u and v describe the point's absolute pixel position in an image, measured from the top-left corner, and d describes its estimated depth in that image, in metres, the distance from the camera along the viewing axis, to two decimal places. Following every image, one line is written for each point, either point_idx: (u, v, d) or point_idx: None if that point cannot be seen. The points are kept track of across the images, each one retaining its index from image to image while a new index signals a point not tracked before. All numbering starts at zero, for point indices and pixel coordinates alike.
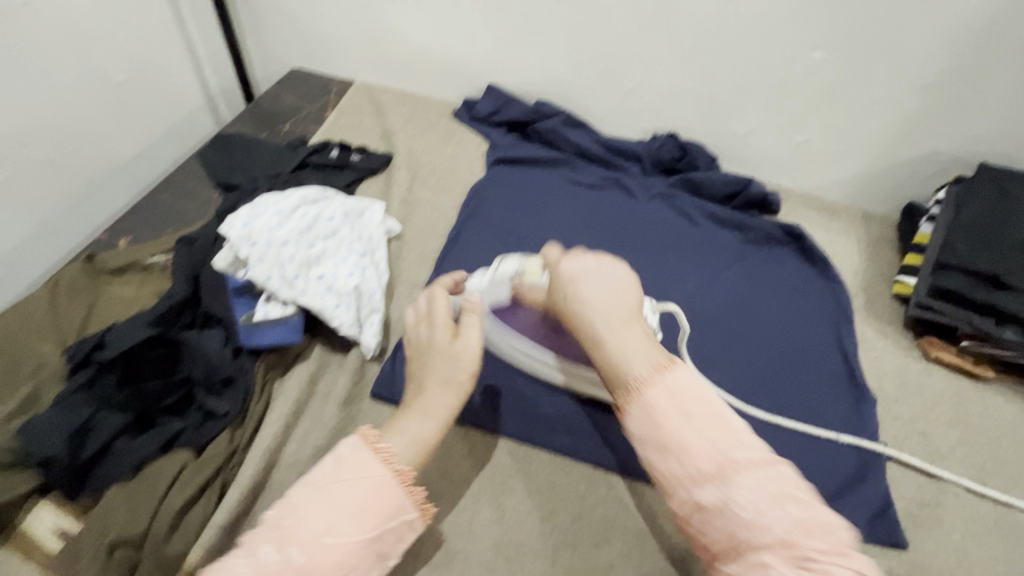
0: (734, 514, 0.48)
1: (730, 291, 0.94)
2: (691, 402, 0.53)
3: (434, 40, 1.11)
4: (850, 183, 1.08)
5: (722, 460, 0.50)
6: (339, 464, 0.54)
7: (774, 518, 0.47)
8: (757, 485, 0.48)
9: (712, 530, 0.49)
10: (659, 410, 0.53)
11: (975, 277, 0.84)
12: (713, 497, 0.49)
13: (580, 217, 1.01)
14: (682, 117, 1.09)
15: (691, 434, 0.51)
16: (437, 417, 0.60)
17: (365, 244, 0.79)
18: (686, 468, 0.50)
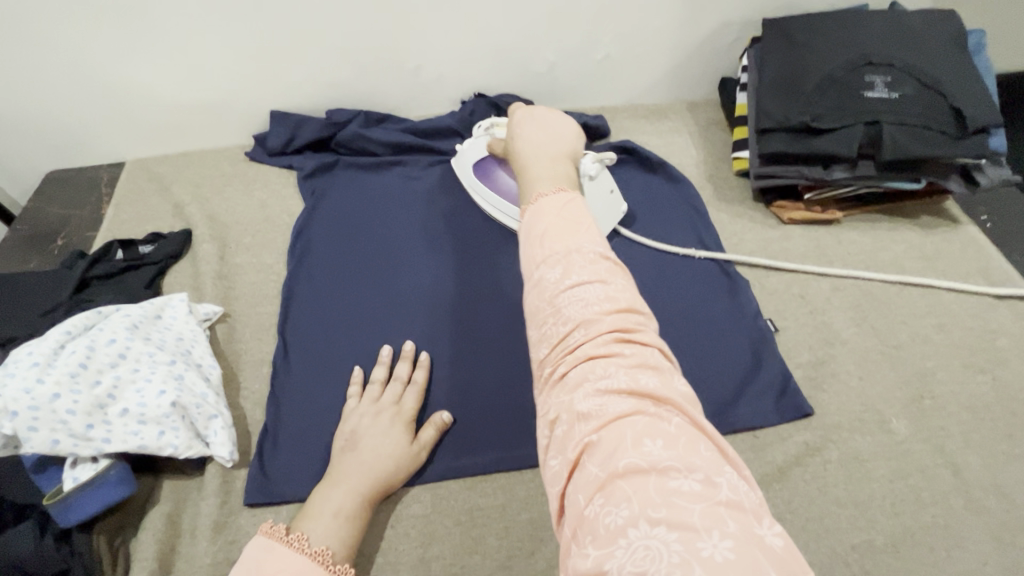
0: (586, 402, 0.40)
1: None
2: (564, 231, 0.50)
3: (191, 84, 0.98)
4: (664, 80, 1.07)
5: (578, 262, 0.47)
6: (255, 568, 0.51)
7: (630, 398, 0.39)
8: (627, 373, 0.40)
9: (558, 413, 0.42)
10: (544, 215, 0.52)
11: (792, 131, 0.84)
12: (552, 278, 0.47)
13: (417, 215, 0.93)
14: (481, 74, 1.02)
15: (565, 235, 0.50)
16: (348, 516, 0.59)
17: (175, 350, 0.68)
18: (546, 286, 0.47)
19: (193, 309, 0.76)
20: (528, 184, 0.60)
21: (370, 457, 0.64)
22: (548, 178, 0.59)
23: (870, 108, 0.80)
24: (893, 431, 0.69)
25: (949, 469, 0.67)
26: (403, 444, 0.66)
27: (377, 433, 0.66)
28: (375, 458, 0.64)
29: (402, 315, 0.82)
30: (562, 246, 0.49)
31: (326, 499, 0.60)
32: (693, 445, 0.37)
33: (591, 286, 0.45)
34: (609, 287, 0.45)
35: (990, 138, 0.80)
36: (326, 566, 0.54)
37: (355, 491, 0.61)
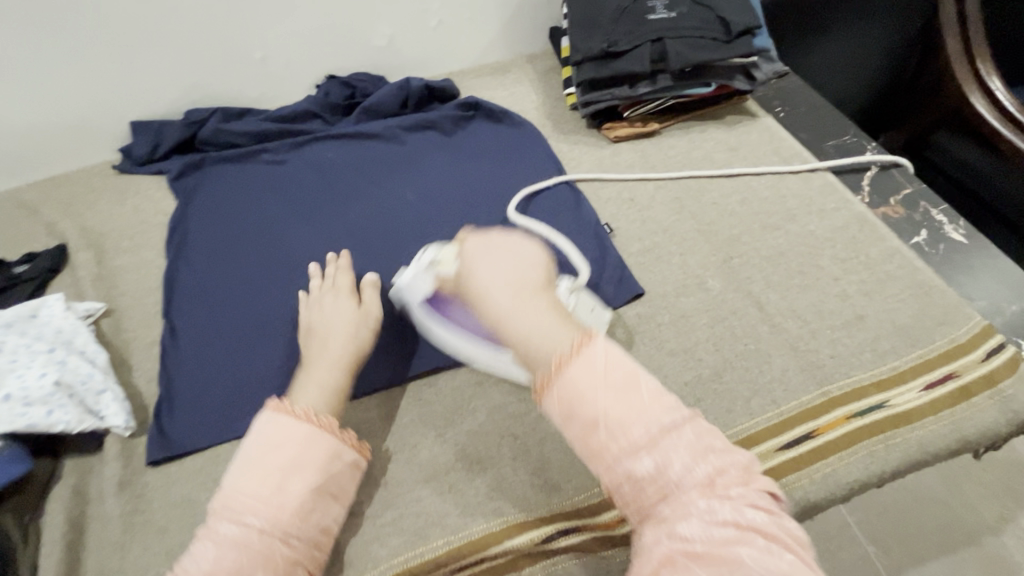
0: (688, 533, 0.46)
1: (450, 179, 1.00)
2: (620, 392, 0.51)
3: (39, 108, 0.99)
4: (499, 39, 1.17)
5: (668, 440, 0.49)
6: (268, 439, 0.60)
7: (733, 528, 0.46)
8: (731, 507, 0.47)
9: (661, 547, 0.47)
10: (579, 389, 0.51)
11: (597, 59, 0.95)
12: (647, 467, 0.49)
13: (287, 194, 1.00)
14: (327, 57, 1.10)
15: (604, 398, 0.50)
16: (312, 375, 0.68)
17: (54, 340, 0.73)
18: (628, 437, 0.50)
19: (72, 307, 0.80)
20: (523, 341, 0.56)
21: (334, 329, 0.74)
22: (539, 300, 0.59)
23: (654, 28, 0.93)
24: (710, 288, 0.82)
25: (755, 307, 0.80)
26: (346, 312, 0.76)
27: (331, 313, 0.76)
28: (339, 326, 0.74)
29: (283, 282, 0.88)
30: (637, 425, 0.50)
31: (295, 368, 0.69)
32: (788, 554, 0.45)
33: (675, 432, 0.50)
34: (701, 438, 0.50)
35: (755, 40, 0.96)
36: (332, 434, 0.63)
37: (330, 361, 0.71)
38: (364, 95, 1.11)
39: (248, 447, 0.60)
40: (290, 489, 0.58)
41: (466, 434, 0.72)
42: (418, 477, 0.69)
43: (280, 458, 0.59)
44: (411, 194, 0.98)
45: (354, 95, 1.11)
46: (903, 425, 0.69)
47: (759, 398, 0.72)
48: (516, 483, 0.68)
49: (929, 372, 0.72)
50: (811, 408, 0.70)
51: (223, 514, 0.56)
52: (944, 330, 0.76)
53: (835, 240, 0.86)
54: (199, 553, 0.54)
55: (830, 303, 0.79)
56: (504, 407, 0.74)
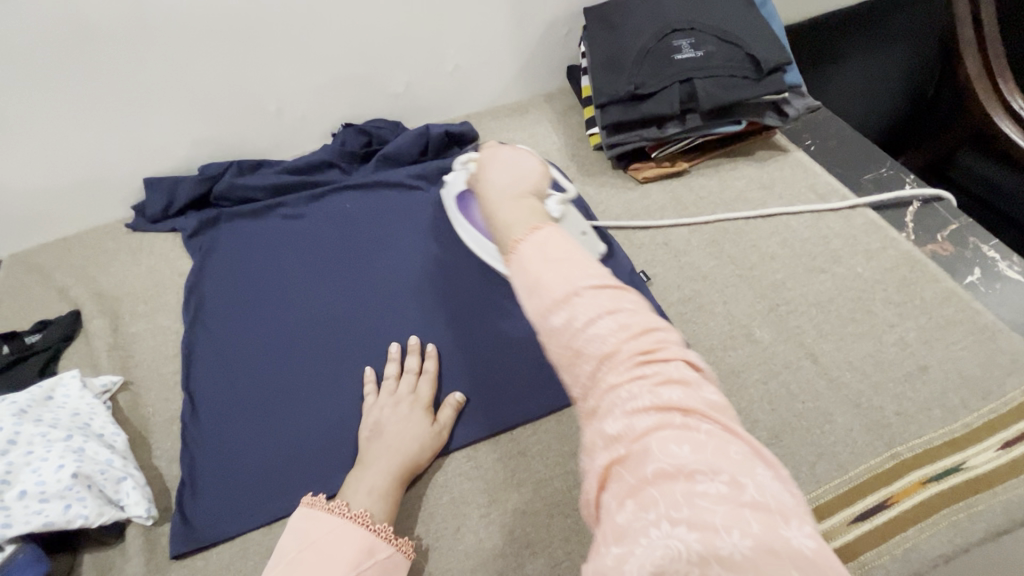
0: (616, 426, 0.40)
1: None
2: (567, 265, 0.46)
3: (52, 169, 0.97)
4: (517, 79, 1.15)
5: (581, 304, 0.43)
6: (302, 535, 0.59)
7: (655, 413, 0.39)
8: (653, 390, 0.40)
9: (591, 439, 0.42)
10: (530, 255, 0.48)
11: (623, 101, 0.93)
12: (575, 323, 0.43)
13: (307, 249, 0.96)
14: (343, 106, 1.08)
15: (541, 264, 0.46)
16: (378, 494, 0.64)
17: (71, 424, 0.68)
18: (561, 333, 0.44)
19: (87, 383, 0.76)
20: (501, 229, 0.54)
21: (397, 442, 0.69)
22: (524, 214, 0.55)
23: (682, 68, 0.90)
24: (759, 339, 0.78)
25: (808, 359, 0.76)
26: (426, 425, 0.71)
27: (400, 420, 0.71)
28: (403, 442, 0.69)
29: (307, 345, 0.84)
30: (556, 284, 0.45)
31: (359, 480, 0.66)
32: (732, 451, 0.37)
33: (607, 318, 0.43)
34: (617, 302, 0.44)
35: (786, 75, 0.93)
36: (366, 525, 0.60)
37: (387, 471, 0.67)
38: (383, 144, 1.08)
39: (280, 552, 0.58)
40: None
41: (512, 512, 0.67)
42: (466, 563, 0.64)
43: (313, 552, 0.57)
44: (435, 246, 0.95)
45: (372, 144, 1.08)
46: (984, 489, 0.64)
47: (825, 462, 0.67)
48: (570, 567, 0.63)
49: (1001, 430, 0.68)
50: (883, 473, 0.66)
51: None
52: (1016, 379, 0.71)
53: (885, 282, 0.82)
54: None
55: (889, 353, 0.75)
56: (551, 480, 0.69)
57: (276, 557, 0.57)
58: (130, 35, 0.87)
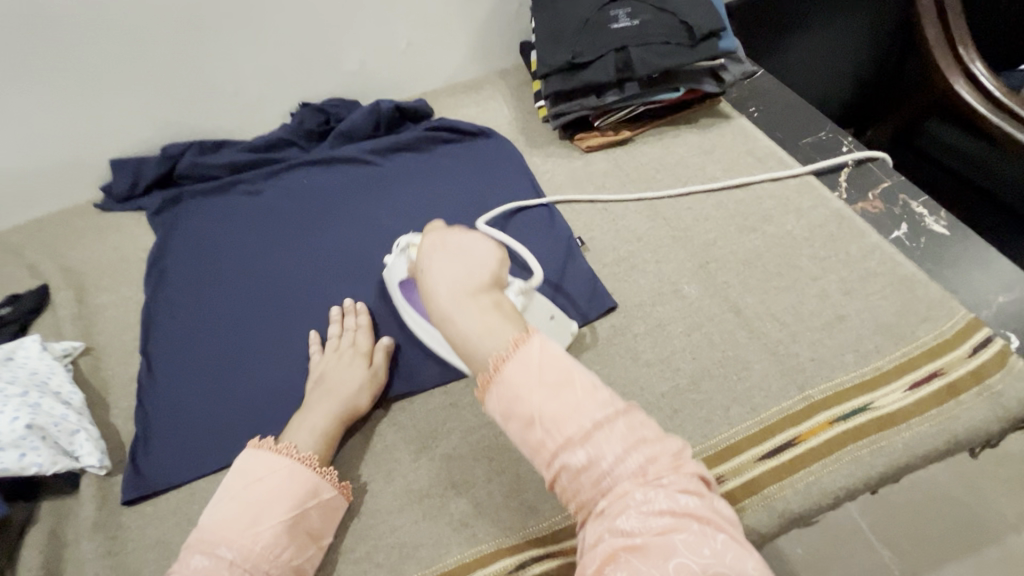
0: (628, 523, 0.48)
1: (424, 200, 1.00)
2: (553, 389, 0.52)
3: (18, 152, 1.01)
4: (470, 57, 1.18)
5: (590, 407, 0.51)
6: (251, 474, 0.62)
7: (669, 516, 0.48)
8: (670, 497, 0.49)
9: (599, 538, 0.49)
10: (520, 382, 0.52)
11: (563, 71, 0.96)
12: (574, 459, 0.50)
13: (263, 223, 1.00)
14: (299, 86, 1.11)
15: (535, 398, 0.51)
16: (320, 435, 0.68)
17: (28, 381, 0.73)
18: (577, 461, 0.50)
19: (48, 346, 0.81)
20: (463, 337, 0.57)
21: (340, 386, 0.73)
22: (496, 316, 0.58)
23: (618, 37, 0.93)
24: (686, 295, 0.80)
25: (733, 312, 0.78)
26: (365, 369, 0.75)
27: (343, 367, 0.75)
28: (345, 386, 0.72)
29: (260, 311, 0.89)
30: (558, 412, 0.51)
31: (303, 420, 0.69)
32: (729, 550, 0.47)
33: (609, 423, 0.51)
34: (619, 422, 0.51)
35: (722, 42, 0.94)
36: (312, 467, 0.64)
37: (332, 411, 0.70)
38: (339, 121, 1.11)
39: (230, 486, 0.62)
40: (269, 526, 0.59)
41: (440, 458, 0.71)
42: (395, 504, 0.68)
43: (262, 493, 0.61)
44: (386, 218, 0.99)
45: (328, 122, 1.11)
46: (889, 428, 0.67)
47: (738, 406, 0.69)
48: (492, 506, 0.66)
49: (912, 372, 0.70)
50: (794, 416, 0.68)
51: (197, 552, 0.57)
52: (930, 326, 0.73)
53: (813, 238, 0.84)
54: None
55: (810, 303, 0.77)
56: (479, 428, 0.73)
57: (226, 493, 0.61)
58: (83, 19, 0.91)
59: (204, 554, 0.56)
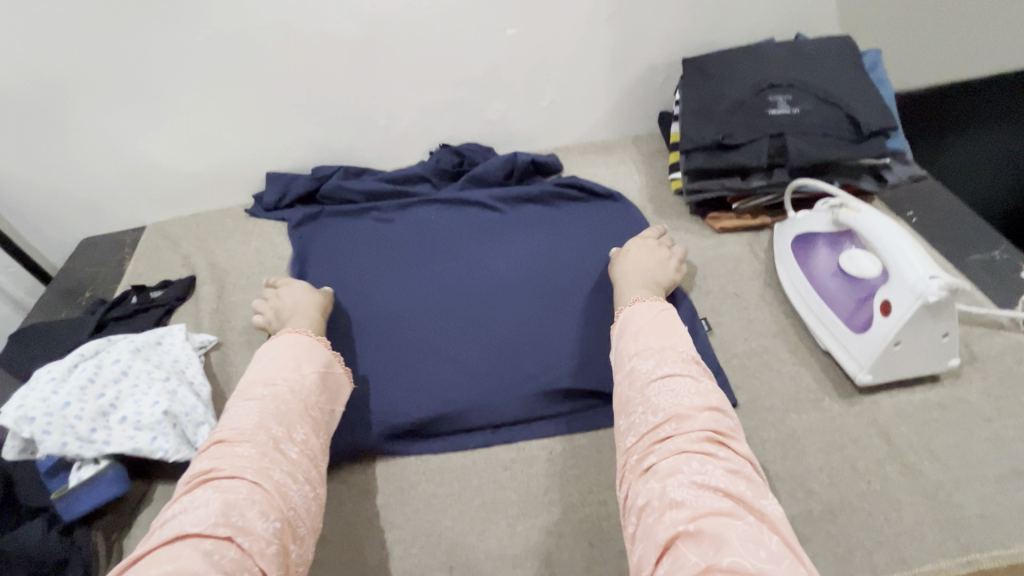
0: (679, 492, 0.51)
1: (547, 254, 1.00)
2: (656, 330, 0.68)
3: (197, 153, 1.14)
4: (607, 119, 1.20)
5: (671, 357, 0.63)
6: (272, 352, 0.69)
7: (726, 500, 0.49)
8: (725, 477, 0.51)
9: (648, 499, 0.52)
10: (632, 318, 0.71)
11: (708, 149, 0.93)
12: (643, 369, 0.63)
13: (389, 251, 1.05)
14: (442, 128, 1.17)
15: (644, 318, 0.70)
16: (301, 319, 0.84)
17: (171, 368, 0.79)
18: (640, 374, 0.63)
19: (190, 338, 0.87)
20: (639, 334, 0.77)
21: (299, 306, 0.87)
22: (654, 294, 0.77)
23: (775, 123, 0.90)
24: (828, 407, 0.72)
25: (881, 439, 0.69)
26: (308, 290, 0.91)
27: (295, 292, 0.89)
28: (304, 303, 0.87)
29: (373, 336, 0.91)
30: (655, 342, 0.66)
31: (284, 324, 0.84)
32: (782, 554, 0.45)
33: (681, 377, 0.61)
34: (689, 365, 0.62)
35: (889, 141, 0.89)
36: (326, 346, 0.73)
37: (307, 313, 0.85)
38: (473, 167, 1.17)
39: (261, 364, 0.67)
40: (304, 377, 0.66)
41: (538, 529, 0.67)
42: (485, 572, 0.64)
43: (292, 351, 0.69)
44: (475, 267, 1.00)
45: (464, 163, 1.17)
46: None
47: (886, 552, 0.60)
48: None
49: None
50: None
51: (256, 401, 0.61)
52: None
53: (982, 368, 0.74)
54: (240, 425, 0.58)
55: (980, 448, 0.67)
56: (582, 507, 0.68)
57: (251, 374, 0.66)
58: (279, 50, 1.03)
59: (252, 406, 0.60)
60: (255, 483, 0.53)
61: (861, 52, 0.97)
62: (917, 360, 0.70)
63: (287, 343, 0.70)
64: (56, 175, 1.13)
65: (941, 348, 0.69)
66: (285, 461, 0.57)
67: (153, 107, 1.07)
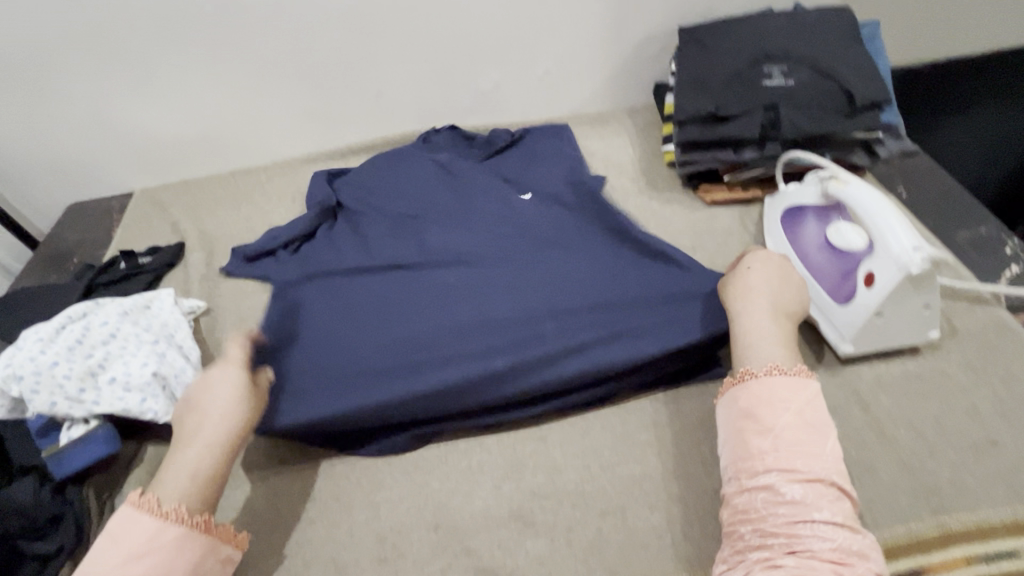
0: (816, 499, 0.53)
1: (578, 210, 0.90)
2: (803, 428, 0.57)
3: (183, 119, 1.12)
4: (603, 90, 1.18)
5: (828, 494, 0.53)
6: (109, 542, 0.54)
7: (847, 515, 0.53)
8: (845, 492, 0.55)
9: (779, 490, 0.54)
10: (770, 400, 0.59)
11: (702, 120, 0.93)
12: (790, 494, 0.53)
13: (405, 204, 0.94)
14: (435, 96, 1.15)
15: (787, 409, 0.58)
16: (209, 438, 0.61)
17: (159, 332, 0.79)
18: (784, 497, 0.53)
19: (178, 303, 0.87)
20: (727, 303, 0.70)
21: (206, 407, 0.63)
22: (779, 341, 0.65)
23: (769, 94, 0.89)
24: None
25: (859, 408, 0.70)
26: (235, 396, 0.64)
27: (216, 388, 0.64)
28: (213, 407, 0.63)
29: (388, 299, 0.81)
30: (813, 408, 0.59)
31: (192, 429, 0.61)
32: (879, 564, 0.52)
33: (838, 522, 0.52)
34: (804, 371, 0.63)
35: (883, 114, 0.89)
36: (179, 523, 0.56)
37: (211, 434, 0.61)
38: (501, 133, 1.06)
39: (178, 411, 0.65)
40: (212, 439, 0.61)
41: (524, 491, 0.69)
42: (470, 531, 0.66)
43: (128, 553, 0.53)
44: (510, 223, 0.88)
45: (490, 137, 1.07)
46: None
47: (858, 514, 0.62)
48: (569, 557, 0.63)
49: None
50: (923, 540, 0.60)
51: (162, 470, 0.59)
52: None
53: (962, 341, 0.75)
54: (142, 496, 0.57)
55: (955, 417, 0.68)
56: (567, 470, 0.70)
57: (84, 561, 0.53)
58: (266, 13, 1.00)
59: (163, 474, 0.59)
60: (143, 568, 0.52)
61: (860, 23, 0.96)
62: (898, 332, 0.71)
63: (114, 536, 0.54)
64: (40, 137, 1.10)
65: (921, 319, 0.70)
66: (180, 538, 0.55)
67: (137, 69, 1.04)
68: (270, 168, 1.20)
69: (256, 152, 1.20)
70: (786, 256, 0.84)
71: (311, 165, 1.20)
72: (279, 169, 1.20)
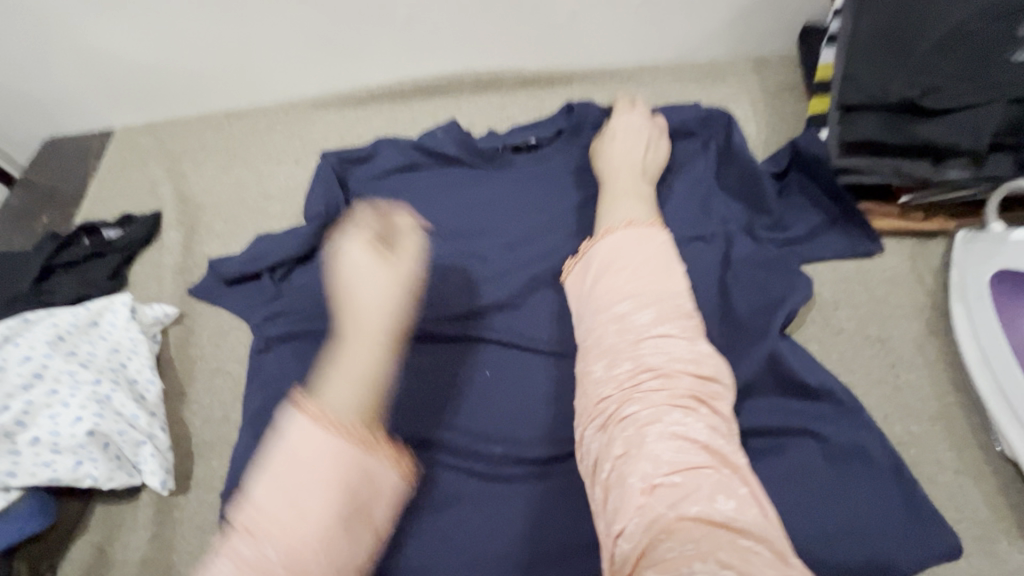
0: (656, 441, 0.42)
1: None
2: (648, 272, 0.52)
3: (161, 45, 0.85)
4: (725, 31, 0.82)
5: (671, 312, 0.49)
6: (296, 446, 0.37)
7: (705, 453, 0.41)
8: (706, 428, 0.43)
9: (621, 451, 0.43)
10: (621, 247, 0.55)
11: (889, 112, 0.60)
12: (639, 318, 0.49)
13: (457, 228, 0.73)
14: (486, 28, 0.83)
15: (642, 257, 0.54)
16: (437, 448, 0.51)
17: (104, 365, 0.61)
18: (631, 323, 0.49)
19: (139, 311, 0.69)
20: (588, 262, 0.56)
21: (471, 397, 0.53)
22: (648, 278, 0.52)
23: (1016, 80, 0.56)
24: (1008, 559, 0.48)
25: None
26: None
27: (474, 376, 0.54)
28: None
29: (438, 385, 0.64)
30: (684, 352, 0.47)
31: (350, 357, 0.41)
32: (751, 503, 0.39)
33: (678, 337, 0.48)
34: (675, 311, 0.50)
35: None
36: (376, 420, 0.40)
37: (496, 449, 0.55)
38: (588, 116, 0.76)
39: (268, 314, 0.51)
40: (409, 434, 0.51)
41: None
42: None
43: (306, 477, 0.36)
44: None
45: (573, 117, 0.76)
46: None
47: None
48: None
49: None
50: None
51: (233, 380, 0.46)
52: None
53: None
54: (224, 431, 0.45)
55: None
56: None
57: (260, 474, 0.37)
58: None
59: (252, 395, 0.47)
60: (337, 467, 0.36)
61: None
62: None
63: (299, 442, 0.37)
64: None
65: None
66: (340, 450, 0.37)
67: None
68: (272, 114, 0.94)
69: (252, 89, 0.93)
70: (986, 346, 0.55)
71: (322, 112, 0.93)
72: (284, 116, 0.93)
